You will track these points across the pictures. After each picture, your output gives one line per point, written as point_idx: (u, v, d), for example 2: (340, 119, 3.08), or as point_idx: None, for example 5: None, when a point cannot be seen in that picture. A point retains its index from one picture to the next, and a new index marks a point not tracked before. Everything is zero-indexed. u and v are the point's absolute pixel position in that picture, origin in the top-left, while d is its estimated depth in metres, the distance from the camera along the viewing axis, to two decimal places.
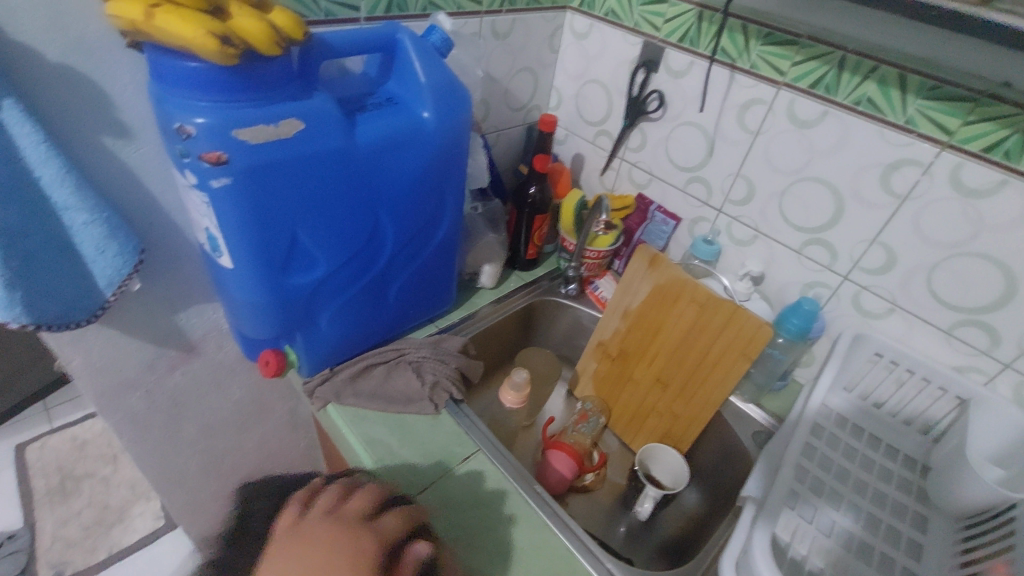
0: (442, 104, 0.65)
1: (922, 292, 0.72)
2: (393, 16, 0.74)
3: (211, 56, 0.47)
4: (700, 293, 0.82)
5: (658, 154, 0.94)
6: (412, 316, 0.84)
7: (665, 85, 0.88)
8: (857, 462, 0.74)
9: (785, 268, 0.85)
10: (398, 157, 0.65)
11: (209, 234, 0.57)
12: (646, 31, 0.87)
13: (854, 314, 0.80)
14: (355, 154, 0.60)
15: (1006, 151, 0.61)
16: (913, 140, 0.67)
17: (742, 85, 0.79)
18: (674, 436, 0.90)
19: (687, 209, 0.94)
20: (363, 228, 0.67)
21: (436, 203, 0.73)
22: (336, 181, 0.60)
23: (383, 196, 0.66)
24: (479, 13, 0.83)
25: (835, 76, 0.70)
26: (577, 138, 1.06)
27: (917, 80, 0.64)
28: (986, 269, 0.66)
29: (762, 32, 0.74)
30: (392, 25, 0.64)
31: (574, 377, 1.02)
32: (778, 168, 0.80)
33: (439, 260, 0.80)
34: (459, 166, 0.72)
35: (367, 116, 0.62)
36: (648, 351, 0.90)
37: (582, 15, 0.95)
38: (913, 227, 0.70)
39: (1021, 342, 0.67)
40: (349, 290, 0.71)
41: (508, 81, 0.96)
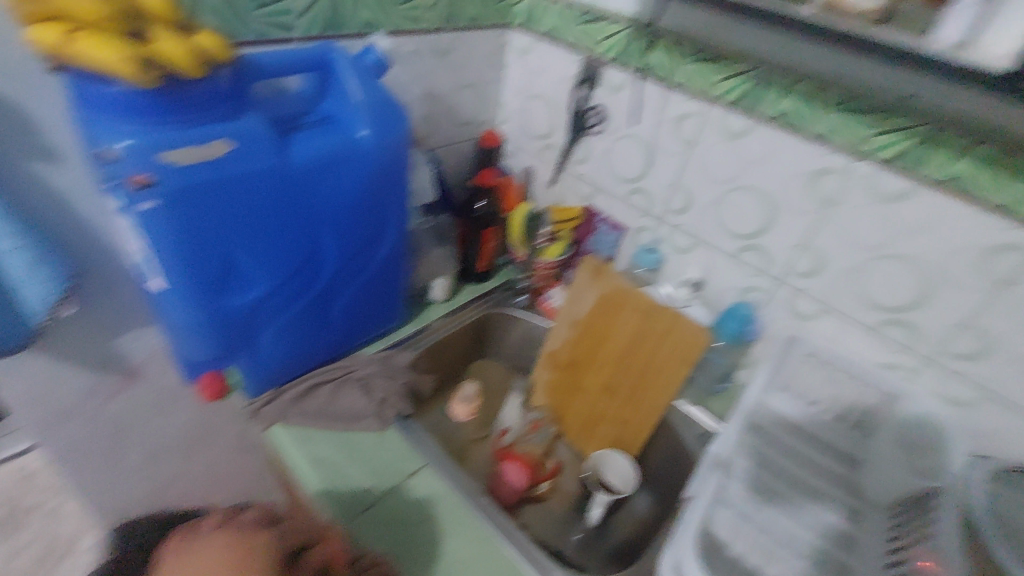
0: (379, 123, 0.66)
1: (846, 294, 0.76)
2: (329, 36, 0.75)
3: (131, 80, 0.47)
4: (643, 302, 0.86)
5: (602, 166, 0.97)
6: (359, 333, 0.84)
7: (603, 100, 0.91)
8: (795, 460, 0.76)
9: (723, 275, 0.88)
10: (336, 176, 0.65)
11: (139, 257, 0.56)
12: (584, 48, 0.89)
13: (790, 316, 0.83)
14: (291, 174, 0.60)
15: (914, 159, 0.63)
16: (829, 150, 0.70)
17: (674, 100, 0.82)
18: (625, 441, 0.92)
19: (631, 219, 0.97)
20: (303, 247, 0.67)
21: (377, 220, 0.73)
22: (271, 202, 0.60)
23: (322, 215, 0.67)
24: (418, 32, 0.85)
25: (757, 89, 0.72)
26: (526, 151, 1.08)
27: (831, 95, 0.67)
28: (901, 271, 0.70)
29: (688, 49, 0.76)
30: (326, 44, 0.64)
31: (528, 388, 1.03)
32: (713, 177, 0.83)
33: (385, 275, 0.81)
34: (400, 183, 0.73)
35: (302, 136, 0.62)
36: (597, 359, 0.92)
37: (523, 33, 0.98)
38: (836, 232, 0.73)
39: (939, 339, 0.70)
40: (291, 309, 0.71)
41: (452, 97, 0.97)
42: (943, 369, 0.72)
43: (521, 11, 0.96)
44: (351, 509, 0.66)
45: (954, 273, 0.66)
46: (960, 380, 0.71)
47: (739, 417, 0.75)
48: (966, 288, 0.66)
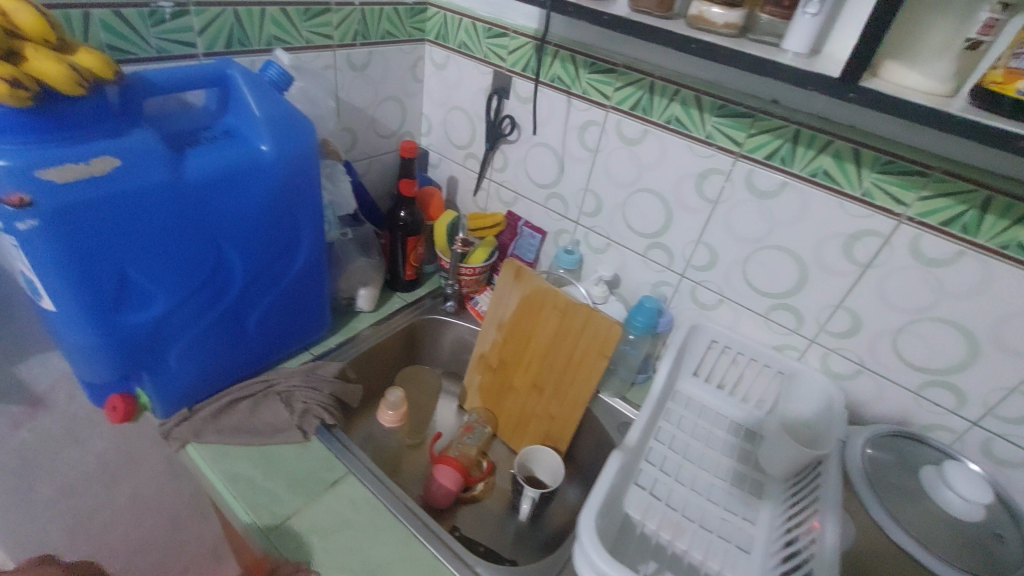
0: (280, 136, 0.67)
1: (741, 283, 0.82)
2: (234, 51, 0.76)
3: (1, 99, 0.47)
4: (561, 300, 0.89)
5: (519, 173, 1.01)
6: (280, 346, 0.84)
7: (515, 111, 0.95)
8: (704, 440, 0.82)
9: (635, 272, 0.93)
10: (237, 189, 0.66)
11: (26, 277, 0.56)
12: (494, 61, 0.94)
13: (693, 306, 0.89)
14: (186, 188, 0.61)
15: (782, 157, 0.72)
16: (713, 152, 0.77)
17: (578, 109, 0.87)
18: (553, 437, 0.94)
19: (549, 222, 1.01)
20: (206, 261, 0.67)
21: (288, 231, 0.74)
22: (167, 217, 0.61)
23: (226, 228, 0.67)
24: (331, 47, 0.87)
25: (648, 99, 0.79)
26: (449, 161, 1.11)
27: (708, 101, 0.74)
28: (784, 259, 0.77)
29: (587, 62, 0.83)
30: (223, 61, 0.66)
31: (462, 392, 1.05)
32: (617, 181, 0.89)
33: (302, 287, 0.81)
34: (310, 195, 0.74)
35: (198, 151, 0.63)
36: (522, 358, 0.96)
37: (439, 47, 1.01)
38: (725, 227, 0.80)
39: (818, 319, 0.78)
40: (200, 324, 0.71)
41: (372, 110, 0.99)
42: (824, 347, 0.79)
43: (434, 26, 0.99)
44: (270, 522, 0.66)
45: (825, 259, 0.74)
46: (839, 355, 0.78)
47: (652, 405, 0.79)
48: (836, 273, 0.73)
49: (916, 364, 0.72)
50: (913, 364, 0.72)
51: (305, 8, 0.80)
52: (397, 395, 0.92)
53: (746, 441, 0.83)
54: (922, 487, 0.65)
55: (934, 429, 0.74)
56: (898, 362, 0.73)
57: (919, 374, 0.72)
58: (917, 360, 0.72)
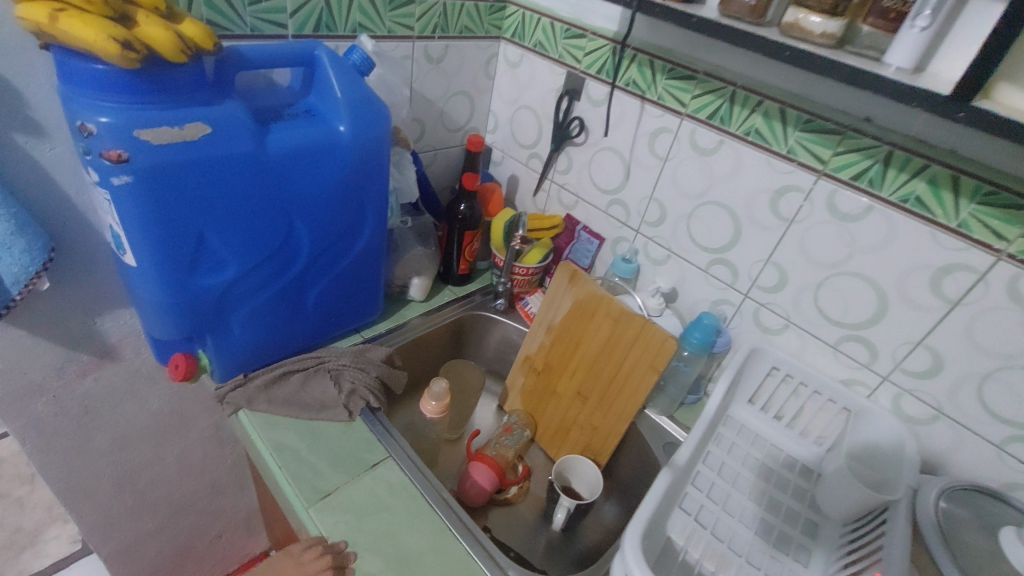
0: (358, 118, 0.68)
1: (810, 308, 0.78)
2: (321, 35, 0.78)
3: (113, 59, 0.49)
4: (615, 308, 0.87)
5: (583, 176, 0.99)
6: (335, 325, 0.86)
7: (585, 113, 0.94)
8: (755, 471, 0.78)
9: (695, 287, 0.91)
10: (313, 166, 0.67)
11: (113, 231, 0.59)
12: (569, 62, 0.93)
13: (756, 329, 0.86)
14: (265, 160, 0.63)
15: (870, 179, 0.68)
16: (794, 168, 0.73)
17: (651, 115, 0.85)
18: (594, 448, 0.92)
19: (609, 229, 0.99)
20: (276, 233, 0.69)
21: (356, 212, 0.75)
22: (245, 186, 0.63)
23: (298, 203, 0.69)
24: (411, 38, 0.88)
25: (728, 109, 0.77)
26: (513, 159, 1.11)
27: (794, 115, 0.71)
28: (862, 287, 0.73)
29: (666, 68, 0.81)
30: (312, 42, 0.68)
31: (504, 391, 1.05)
32: (685, 192, 0.86)
33: (361, 269, 0.83)
34: (378, 178, 0.75)
35: (281, 125, 0.65)
36: (569, 364, 0.94)
37: (513, 45, 1.01)
38: (799, 248, 0.77)
39: (893, 356, 0.73)
40: (263, 294, 0.73)
41: (442, 103, 1.01)
42: (897, 386, 0.74)
43: (512, 24, 0.99)
44: (311, 496, 0.67)
45: (909, 291, 0.69)
46: (913, 397, 0.73)
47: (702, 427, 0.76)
48: (921, 308, 0.69)
49: (1002, 415, 0.66)
50: (999, 416, 0.66)
51: None
52: (441, 385, 0.89)
53: (801, 477, 0.79)
54: (1000, 550, 0.59)
55: (1017, 490, 0.68)
56: (981, 412, 0.68)
57: (1003, 428, 0.66)
58: (1003, 412, 0.66)
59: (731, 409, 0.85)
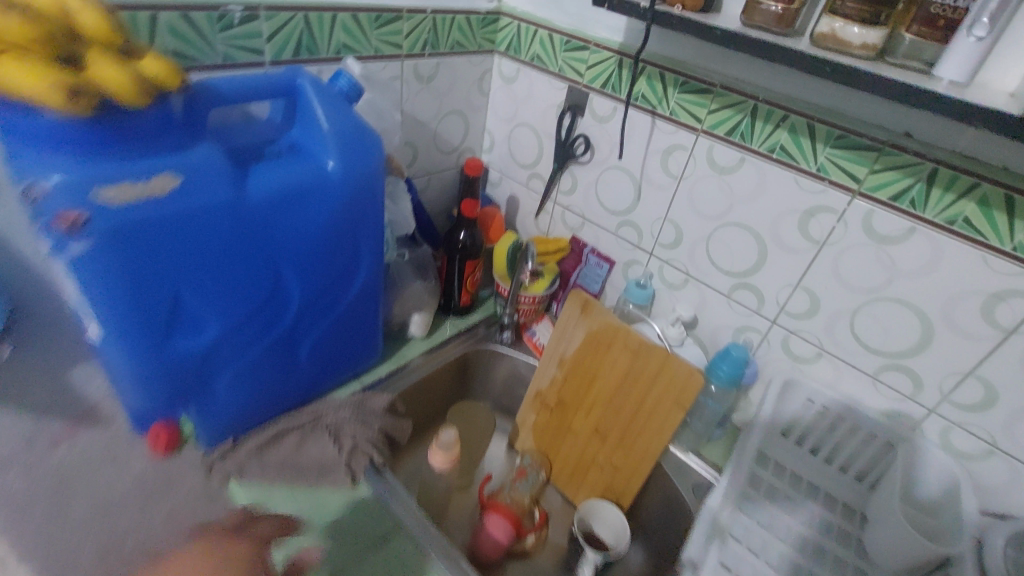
0: (349, 152, 0.61)
1: (846, 335, 0.73)
2: (302, 60, 0.71)
3: (59, 108, 0.43)
4: (633, 340, 0.81)
5: (589, 197, 0.93)
6: (333, 373, 0.79)
7: (590, 130, 0.88)
8: (796, 514, 0.72)
9: (716, 313, 0.85)
10: (301, 209, 0.60)
11: (74, 301, 0.51)
12: (570, 76, 0.86)
13: (785, 357, 0.80)
14: (246, 208, 0.55)
15: (912, 199, 0.62)
16: (825, 187, 0.68)
17: (663, 132, 0.79)
18: (616, 490, 0.87)
19: (619, 252, 0.93)
20: (262, 285, 0.62)
21: (350, 252, 0.68)
22: (224, 239, 0.55)
23: (285, 250, 0.61)
24: (400, 57, 0.81)
25: (749, 124, 0.70)
26: (511, 180, 1.04)
27: (824, 130, 0.65)
28: (903, 315, 0.68)
29: (678, 80, 0.74)
30: (293, 70, 0.61)
31: (514, 428, 0.99)
32: (703, 213, 0.80)
33: (358, 312, 0.76)
34: (373, 215, 0.68)
35: (262, 166, 0.58)
36: (585, 400, 0.88)
37: (508, 59, 0.94)
38: (831, 271, 0.71)
39: (940, 388, 0.68)
40: (250, 352, 0.65)
41: (435, 124, 0.94)
42: (946, 419, 0.69)
43: (506, 36, 0.93)
44: None
45: (958, 319, 0.64)
46: (964, 431, 0.68)
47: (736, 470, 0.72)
48: (972, 337, 0.64)
49: None
50: None
51: (377, 14, 0.75)
52: (449, 433, 0.82)
53: (843, 518, 0.74)
54: None
55: None
56: None
57: None
58: None
59: (763, 445, 0.79)
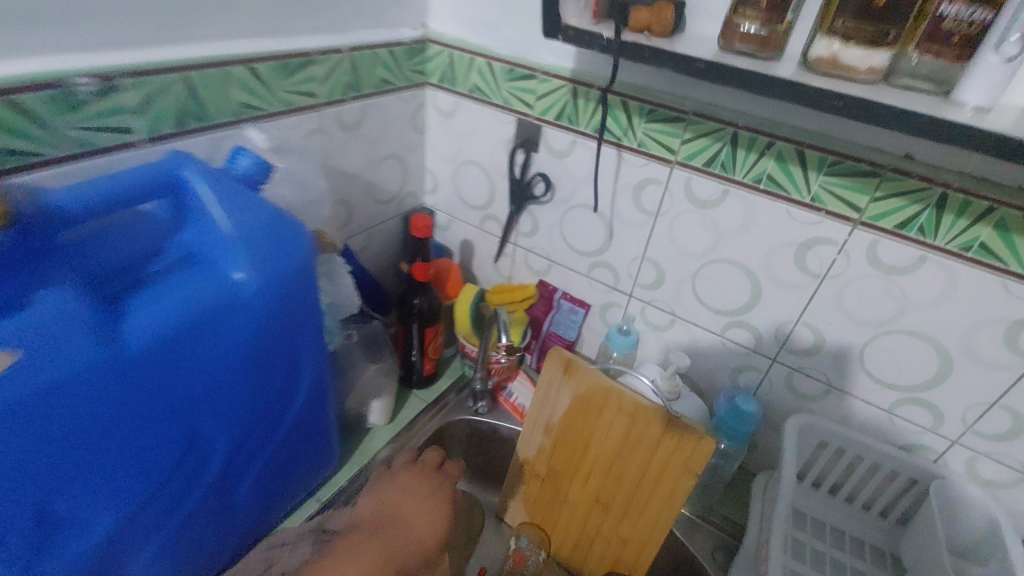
0: (261, 254, 0.49)
1: (855, 370, 0.67)
2: (191, 130, 0.57)
3: None
4: (628, 403, 0.72)
5: (554, 238, 0.83)
6: (283, 497, 0.65)
7: (548, 166, 0.78)
8: (827, 570, 0.66)
9: (709, 354, 0.77)
10: (208, 339, 0.47)
11: None
12: (518, 108, 0.76)
13: (790, 395, 0.74)
14: (127, 360, 0.42)
15: (921, 226, 0.56)
16: (822, 217, 0.60)
17: (632, 165, 0.70)
18: (627, 563, 0.78)
19: (595, 295, 0.84)
20: (172, 443, 0.48)
21: (285, 368, 0.55)
22: (103, 406, 0.42)
23: (195, 393, 0.48)
24: (317, 106, 0.68)
25: (730, 154, 0.62)
26: (462, 223, 0.93)
27: (815, 156, 0.58)
28: (918, 347, 0.62)
29: (644, 109, 0.65)
30: (173, 160, 0.49)
31: (501, 501, 0.88)
32: (686, 251, 0.72)
33: (305, 427, 0.63)
34: (308, 319, 0.55)
35: (144, 297, 0.45)
36: (579, 468, 0.79)
37: (443, 92, 0.82)
38: (836, 305, 0.64)
39: (963, 418, 0.63)
40: (171, 521, 0.51)
41: (368, 174, 0.81)
42: (970, 449, 0.65)
43: (438, 67, 0.81)
44: None
45: (978, 349, 0.58)
46: (991, 460, 0.64)
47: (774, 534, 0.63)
48: (995, 366, 0.58)
49: None
50: None
51: (279, 62, 0.62)
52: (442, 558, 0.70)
53: (875, 566, 0.69)
54: None
55: None
56: None
57: None
58: None
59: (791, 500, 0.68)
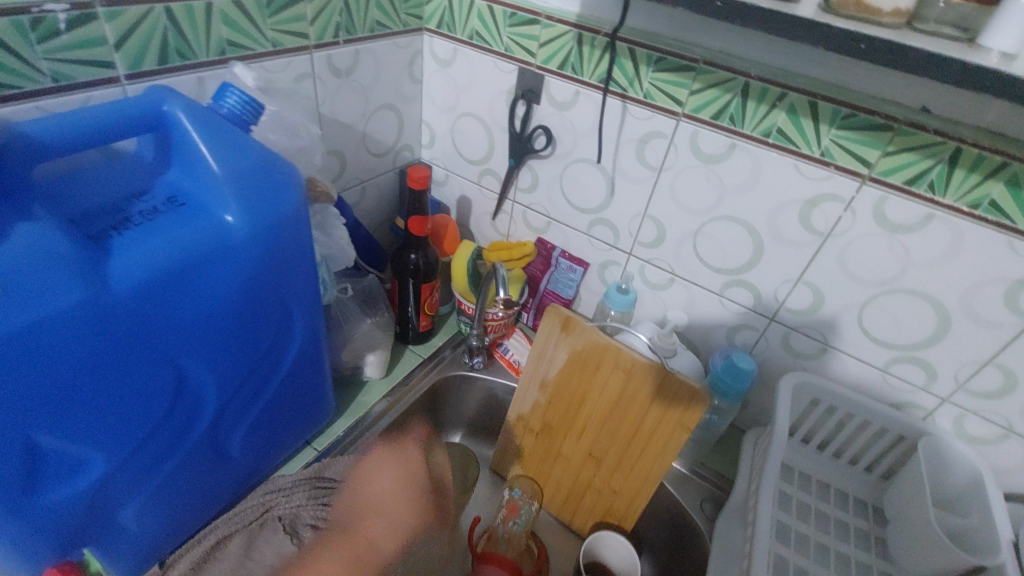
0: (251, 197, 0.48)
1: (853, 329, 0.67)
2: (174, 68, 0.54)
3: None
4: (624, 359, 0.72)
5: (553, 194, 0.81)
6: (280, 446, 0.66)
7: (549, 119, 0.75)
8: (812, 521, 0.68)
9: (707, 313, 0.77)
10: (196, 286, 0.46)
11: None
12: (519, 56, 0.73)
13: (785, 354, 0.74)
14: (111, 304, 0.41)
15: (931, 182, 0.54)
16: (831, 173, 0.59)
17: (637, 118, 0.68)
18: (617, 513, 0.79)
19: (594, 254, 0.83)
20: (163, 390, 0.48)
21: (276, 320, 0.55)
22: (85, 351, 0.41)
23: (183, 342, 0.47)
24: (307, 48, 0.65)
25: (740, 106, 0.60)
26: (459, 178, 0.90)
27: (829, 109, 0.56)
28: (917, 306, 0.61)
29: (652, 57, 0.63)
30: (157, 95, 0.47)
31: (496, 455, 0.89)
32: (688, 207, 0.70)
33: (300, 380, 0.62)
34: (300, 267, 0.54)
35: (126, 240, 0.44)
36: (574, 423, 0.79)
37: (441, 39, 0.79)
38: (838, 265, 0.64)
39: (956, 377, 0.63)
40: (162, 468, 0.52)
41: (362, 125, 0.78)
42: (960, 407, 0.65)
43: (435, 11, 0.77)
44: None
45: (978, 309, 0.58)
46: (979, 418, 0.64)
47: (766, 478, 0.64)
48: (990, 326, 0.58)
49: None
50: None
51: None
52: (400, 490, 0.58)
53: (858, 517, 0.70)
54: None
55: None
56: None
57: None
58: None
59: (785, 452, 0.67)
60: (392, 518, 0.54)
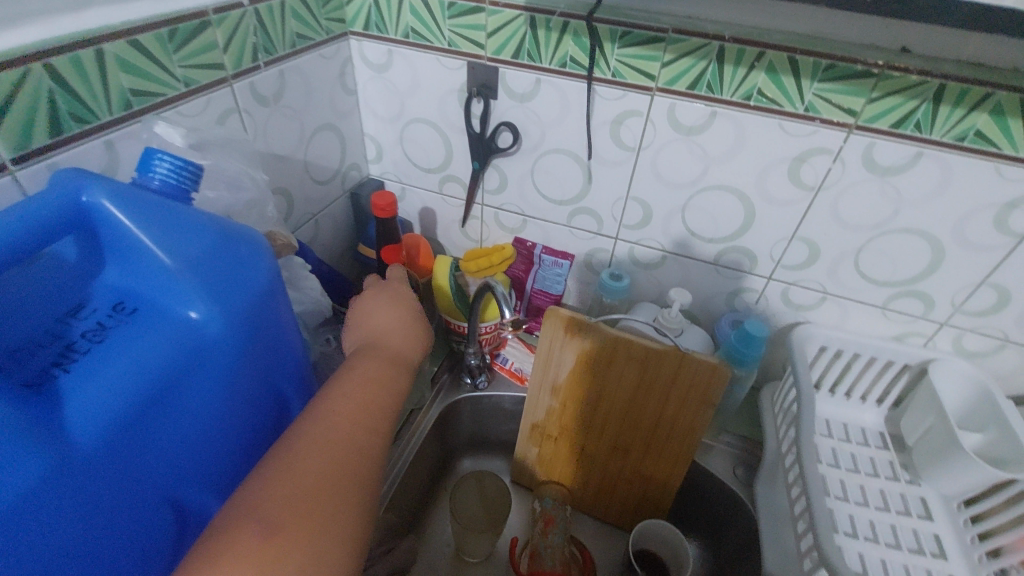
0: (215, 283, 0.40)
1: (850, 274, 0.67)
2: (74, 137, 0.44)
3: None
4: (637, 349, 0.69)
5: (525, 190, 0.76)
6: None
7: (510, 113, 0.69)
8: (843, 464, 0.69)
9: (703, 283, 0.76)
10: (175, 404, 0.39)
11: None
12: (466, 50, 0.66)
13: (785, 308, 0.74)
14: (83, 459, 0.34)
15: (917, 122, 0.54)
16: (816, 128, 0.58)
17: (607, 99, 0.63)
18: (653, 499, 0.79)
19: (578, 244, 0.79)
20: (164, 527, 0.40)
21: (269, 408, 0.48)
22: (65, 522, 0.33)
23: (174, 467, 0.40)
24: (226, 80, 0.55)
25: (716, 72, 0.57)
26: (418, 189, 0.83)
27: (809, 62, 0.54)
28: (912, 242, 0.62)
29: (616, 33, 0.59)
30: (69, 183, 0.38)
31: (517, 467, 0.86)
32: (672, 182, 0.68)
33: None
34: (285, 342, 0.47)
35: (78, 374, 0.36)
36: (594, 420, 0.77)
37: (372, 42, 0.70)
38: (832, 215, 0.63)
39: (953, 301, 0.65)
40: None
41: (303, 153, 0.69)
42: (958, 328, 0.67)
43: (360, 12, 0.68)
44: None
45: (970, 234, 0.59)
46: (976, 334, 0.67)
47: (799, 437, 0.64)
48: (983, 249, 0.60)
49: None
50: None
51: (168, 31, 0.49)
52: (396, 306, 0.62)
53: (880, 448, 0.72)
54: None
55: None
56: None
57: None
58: None
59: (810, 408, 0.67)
60: (391, 332, 0.59)
